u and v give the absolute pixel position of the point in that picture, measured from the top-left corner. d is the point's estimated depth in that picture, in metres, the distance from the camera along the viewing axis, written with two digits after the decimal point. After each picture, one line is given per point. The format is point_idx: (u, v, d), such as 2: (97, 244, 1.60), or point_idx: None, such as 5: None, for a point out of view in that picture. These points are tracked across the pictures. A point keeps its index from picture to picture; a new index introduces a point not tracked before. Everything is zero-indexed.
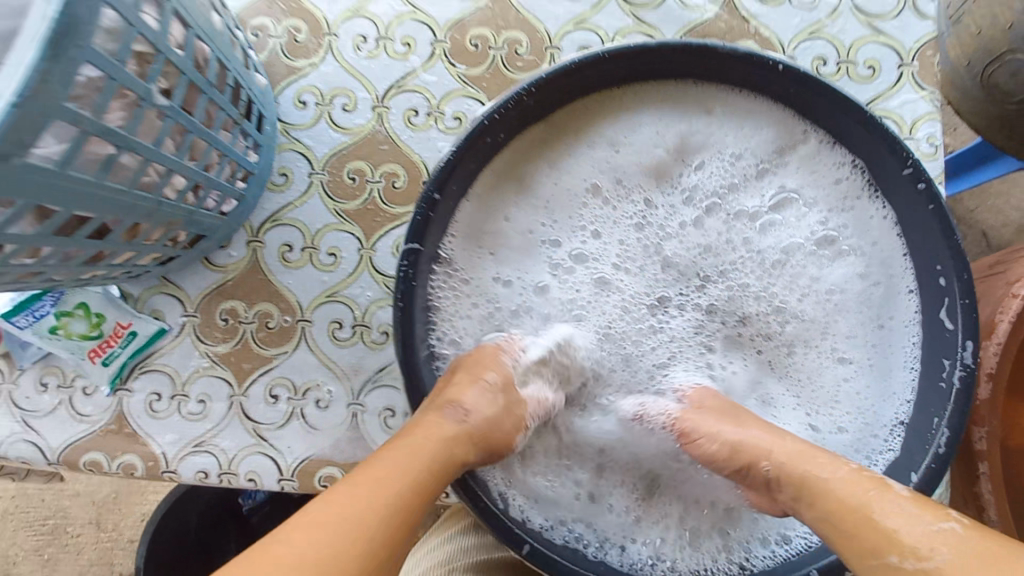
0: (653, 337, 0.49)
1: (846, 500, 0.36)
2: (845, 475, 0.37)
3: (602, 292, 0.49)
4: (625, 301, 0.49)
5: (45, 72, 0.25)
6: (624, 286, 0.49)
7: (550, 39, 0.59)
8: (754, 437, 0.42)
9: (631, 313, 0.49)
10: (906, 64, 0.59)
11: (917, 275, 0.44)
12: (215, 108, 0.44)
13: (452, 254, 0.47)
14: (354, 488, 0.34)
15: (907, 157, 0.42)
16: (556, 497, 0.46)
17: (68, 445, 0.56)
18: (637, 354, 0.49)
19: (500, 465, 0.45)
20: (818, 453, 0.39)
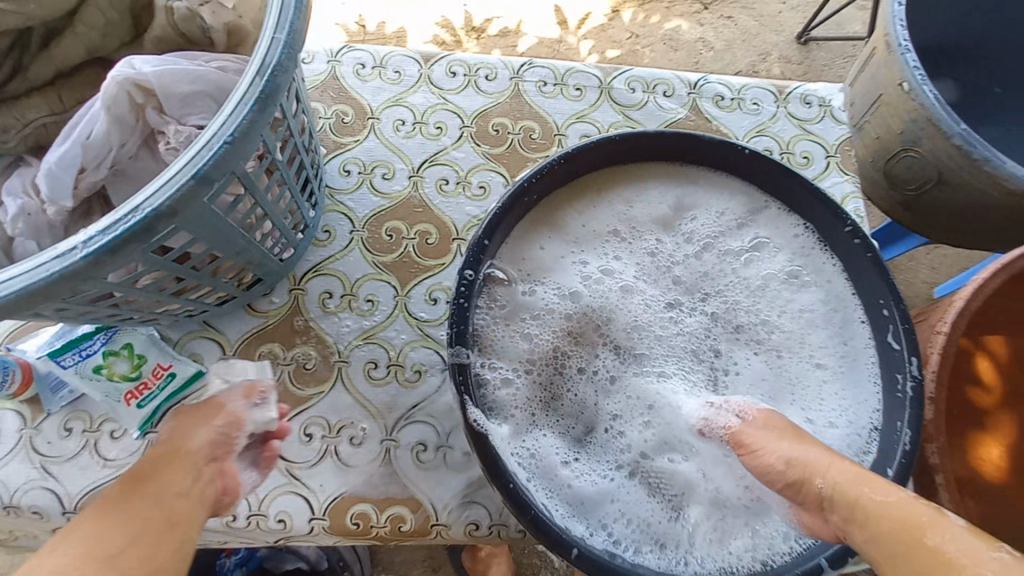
0: (674, 331, 0.58)
1: (899, 519, 0.41)
2: (898, 499, 0.43)
3: (626, 296, 0.58)
4: (647, 300, 0.59)
5: (252, 120, 0.32)
6: (644, 290, 0.59)
7: (558, 128, 0.72)
8: (814, 457, 0.48)
9: (654, 311, 0.58)
10: (831, 156, 0.75)
11: (864, 304, 0.56)
12: (300, 167, 0.52)
13: (506, 278, 0.56)
14: (98, 518, 0.40)
15: (847, 219, 0.56)
16: (594, 493, 0.51)
17: (88, 491, 0.55)
18: (665, 337, 0.58)
19: (542, 474, 0.51)
20: (870, 478, 0.45)
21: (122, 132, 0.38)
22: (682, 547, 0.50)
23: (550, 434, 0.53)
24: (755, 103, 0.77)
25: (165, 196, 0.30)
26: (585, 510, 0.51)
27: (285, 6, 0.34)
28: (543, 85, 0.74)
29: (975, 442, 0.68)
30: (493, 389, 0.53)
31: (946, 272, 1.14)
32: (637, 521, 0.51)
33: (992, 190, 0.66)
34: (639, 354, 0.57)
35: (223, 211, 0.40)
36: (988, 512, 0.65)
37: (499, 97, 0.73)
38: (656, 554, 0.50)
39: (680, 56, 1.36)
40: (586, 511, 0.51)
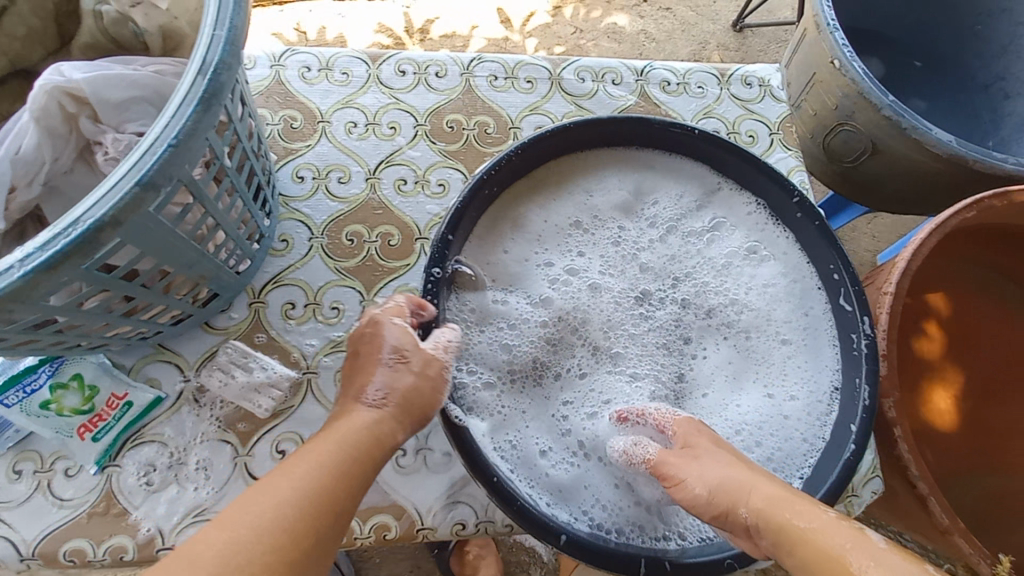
0: (644, 323, 0.59)
1: (824, 543, 0.39)
2: (822, 523, 0.40)
3: (595, 294, 0.59)
4: (616, 297, 0.59)
5: (197, 120, 0.30)
6: (612, 286, 0.59)
7: (512, 121, 0.73)
8: (744, 476, 0.46)
9: (624, 304, 0.59)
10: (775, 133, 0.78)
11: (818, 271, 0.59)
12: (250, 175, 0.51)
13: (476, 274, 0.55)
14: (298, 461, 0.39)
15: (794, 191, 0.58)
16: (568, 480, 0.52)
17: (45, 535, 0.51)
18: (638, 332, 0.59)
19: (522, 464, 0.52)
20: (795, 500, 0.43)
21: (54, 144, 0.36)
22: (658, 525, 0.52)
23: (531, 425, 0.54)
24: (700, 87, 0.79)
25: (108, 206, 0.28)
26: (566, 498, 0.51)
27: (224, 3, 0.33)
28: (495, 79, 0.74)
29: (927, 391, 0.71)
30: (475, 397, 0.53)
31: (885, 240, 1.20)
32: (617, 505, 0.52)
33: (923, 157, 0.70)
34: (615, 353, 0.58)
35: (171, 223, 0.38)
36: (936, 454, 0.70)
37: (451, 93, 0.73)
38: (638, 534, 0.51)
39: (623, 48, 1.39)
40: (567, 498, 0.51)
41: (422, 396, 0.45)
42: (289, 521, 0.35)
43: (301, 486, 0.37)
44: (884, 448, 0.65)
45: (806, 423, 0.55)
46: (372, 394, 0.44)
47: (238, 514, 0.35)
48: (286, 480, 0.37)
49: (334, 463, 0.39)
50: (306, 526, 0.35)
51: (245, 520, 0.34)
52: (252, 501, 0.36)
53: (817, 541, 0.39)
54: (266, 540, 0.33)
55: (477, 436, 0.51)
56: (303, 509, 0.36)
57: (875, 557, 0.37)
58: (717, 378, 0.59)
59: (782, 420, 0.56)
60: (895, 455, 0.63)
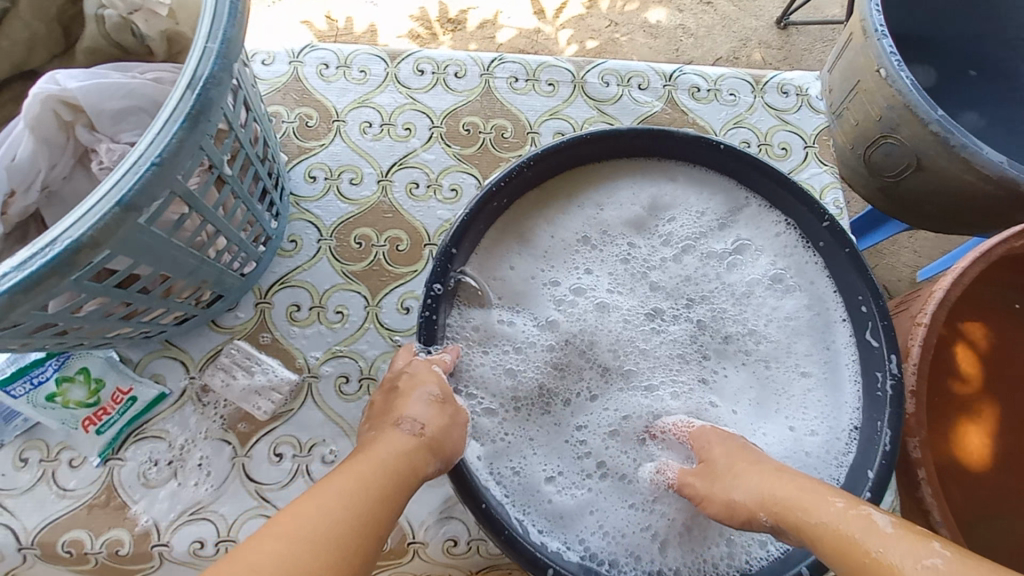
0: (658, 340, 0.56)
1: (842, 532, 0.37)
2: (832, 515, 0.38)
3: (603, 314, 0.56)
4: (625, 315, 0.57)
5: (183, 138, 0.30)
6: (620, 304, 0.57)
7: (531, 126, 0.70)
8: (763, 477, 0.43)
9: (632, 322, 0.56)
10: (810, 146, 0.74)
11: (846, 302, 0.56)
12: (255, 181, 0.50)
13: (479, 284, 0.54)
14: (329, 485, 0.36)
15: (824, 213, 0.54)
16: (573, 506, 0.50)
17: (46, 524, 0.52)
18: (649, 347, 0.56)
19: (518, 489, 0.50)
20: (809, 493, 0.41)
21: (51, 153, 0.37)
22: (655, 557, 0.49)
23: (540, 453, 0.52)
24: (732, 94, 0.75)
25: (86, 226, 0.28)
26: (563, 525, 0.50)
27: (218, 13, 0.32)
28: (515, 81, 0.72)
29: (958, 431, 0.66)
30: (477, 422, 0.52)
31: (928, 256, 1.11)
32: (616, 532, 0.50)
33: (971, 179, 0.63)
34: (626, 371, 0.55)
35: (164, 233, 0.38)
36: (960, 491, 0.65)
37: (469, 95, 0.71)
38: (632, 566, 0.49)
39: (658, 44, 1.34)
40: (567, 526, 0.50)
41: (451, 425, 0.44)
42: (336, 533, 0.33)
43: (340, 512, 0.34)
44: (905, 489, 0.61)
45: (824, 463, 0.53)
46: (407, 424, 0.43)
47: (267, 542, 0.31)
48: (329, 494, 0.35)
49: (376, 480, 0.38)
50: (351, 541, 0.33)
51: (291, 532, 0.32)
52: (278, 529, 0.32)
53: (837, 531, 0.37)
54: (315, 552, 0.32)
55: (471, 460, 0.50)
56: (350, 522, 0.34)
57: (900, 544, 0.34)
58: (740, 404, 0.55)
59: (804, 458, 0.53)
60: (917, 497, 0.59)
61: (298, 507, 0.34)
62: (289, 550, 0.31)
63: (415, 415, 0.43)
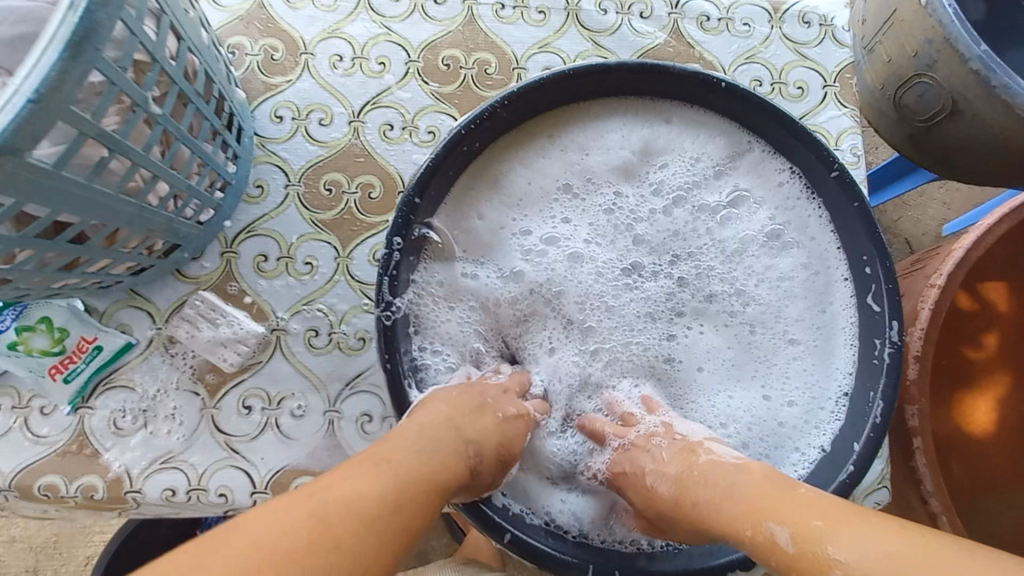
0: (628, 295, 0.53)
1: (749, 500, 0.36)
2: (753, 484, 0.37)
3: (575, 264, 0.53)
4: (599, 266, 0.53)
5: (64, 69, 0.26)
6: (596, 256, 0.53)
7: (517, 60, 0.64)
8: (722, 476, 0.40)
9: (606, 277, 0.53)
10: (829, 85, 0.67)
11: (849, 261, 0.51)
12: (200, 119, 0.45)
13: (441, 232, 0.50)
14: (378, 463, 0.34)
15: (833, 162, 0.48)
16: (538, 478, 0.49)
17: (21, 469, 0.53)
18: (617, 305, 0.53)
19: None
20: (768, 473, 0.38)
21: None
22: (627, 521, 0.48)
23: None
24: (747, 24, 0.67)
25: None
26: (529, 492, 0.48)
27: None
28: (501, 8, 0.65)
29: (961, 401, 0.63)
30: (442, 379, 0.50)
31: (958, 209, 1.02)
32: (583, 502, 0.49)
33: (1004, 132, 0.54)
34: (587, 327, 0.52)
35: (83, 178, 0.34)
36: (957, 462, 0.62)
37: (449, 24, 0.64)
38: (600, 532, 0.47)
39: None
40: (530, 497, 0.48)
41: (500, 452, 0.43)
42: (372, 512, 0.31)
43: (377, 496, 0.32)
44: (899, 457, 0.59)
45: (800, 431, 0.50)
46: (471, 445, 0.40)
47: (317, 496, 0.30)
48: (373, 471, 0.33)
49: (423, 481, 0.35)
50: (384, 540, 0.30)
51: (334, 501, 0.30)
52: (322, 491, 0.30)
53: (759, 544, 0.35)
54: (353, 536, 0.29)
55: None
56: (389, 514, 0.31)
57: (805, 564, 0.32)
58: (713, 363, 0.53)
59: (776, 427, 0.50)
60: (910, 466, 0.57)
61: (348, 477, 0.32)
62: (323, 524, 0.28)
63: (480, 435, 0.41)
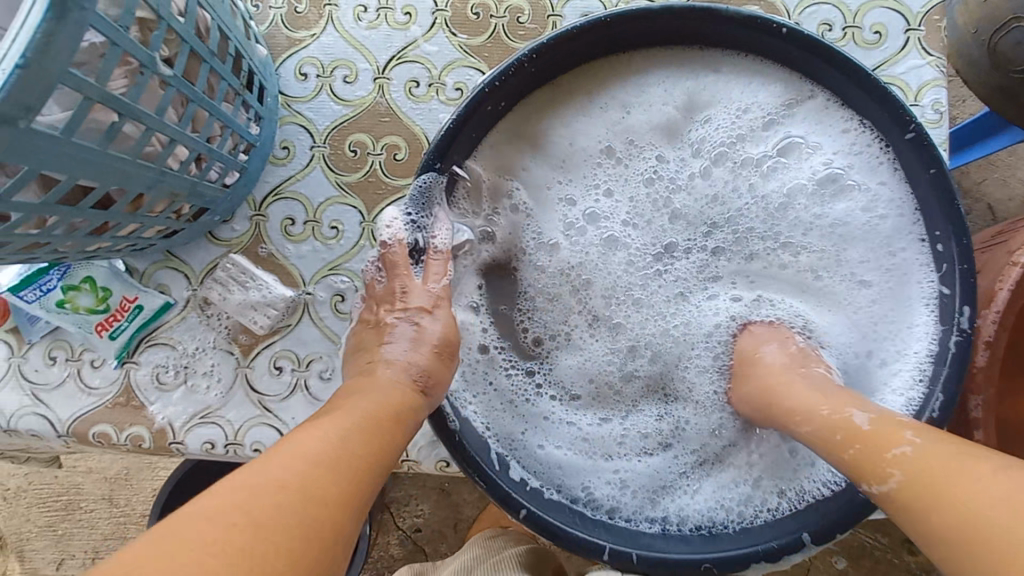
0: (658, 280, 0.52)
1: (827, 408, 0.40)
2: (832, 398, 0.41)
3: (609, 250, 0.52)
4: (631, 255, 0.52)
5: (49, 32, 0.24)
6: (631, 242, 0.52)
7: (552, 7, 0.58)
8: (801, 381, 0.44)
9: (637, 265, 0.52)
10: (913, 29, 0.58)
11: (922, 231, 0.45)
12: (216, 79, 0.44)
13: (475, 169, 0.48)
14: (323, 420, 0.36)
15: (910, 122, 0.42)
16: (569, 459, 0.49)
17: (76, 417, 0.56)
18: (645, 297, 0.52)
19: (525, 426, 0.49)
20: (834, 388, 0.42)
21: None
22: (663, 503, 0.47)
23: (547, 396, 0.51)
24: None
25: None
26: (561, 473, 0.48)
27: None
28: None
29: None
30: (490, 354, 0.50)
31: None
32: (637, 487, 0.48)
33: None
34: (615, 324, 0.52)
35: (94, 144, 0.34)
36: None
37: None
38: (639, 516, 0.46)
39: None
40: (565, 477, 0.48)
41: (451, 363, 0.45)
42: (330, 459, 0.33)
43: (331, 444, 0.34)
44: None
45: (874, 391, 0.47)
46: (419, 371, 0.43)
47: (276, 459, 0.33)
48: (321, 424, 0.36)
49: (373, 417, 0.38)
50: (345, 486, 0.33)
51: (290, 457, 0.33)
52: (280, 453, 0.33)
53: (829, 423, 0.39)
54: (314, 486, 0.32)
55: (464, 406, 0.48)
56: (346, 457, 0.34)
57: (872, 441, 0.36)
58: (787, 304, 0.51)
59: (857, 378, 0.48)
60: None
61: (299, 436, 0.35)
62: (286, 475, 0.32)
63: (431, 364, 0.43)
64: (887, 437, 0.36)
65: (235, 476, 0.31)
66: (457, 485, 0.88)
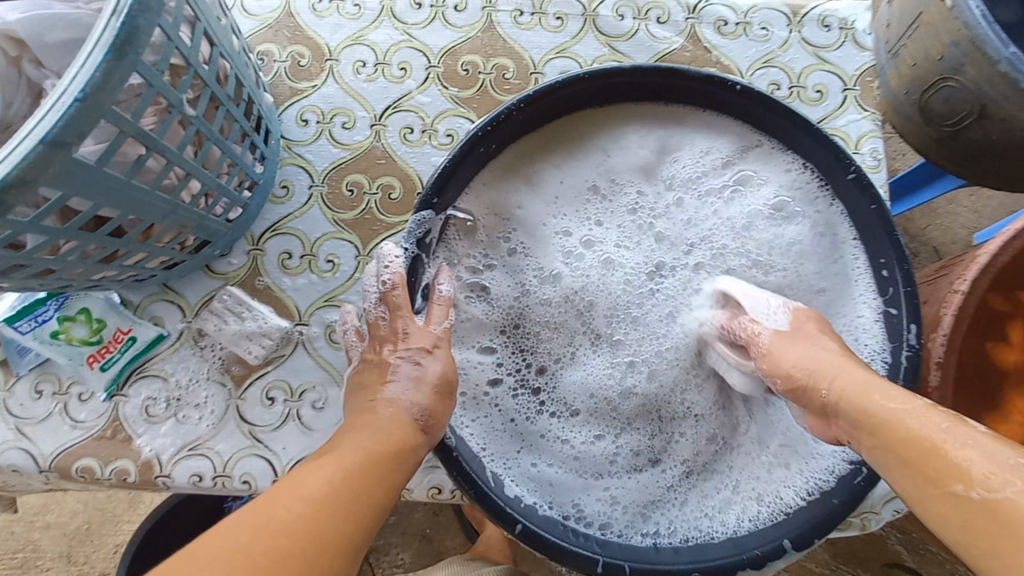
0: (653, 299, 0.55)
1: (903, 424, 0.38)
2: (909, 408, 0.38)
3: (608, 271, 0.55)
4: (628, 275, 0.55)
5: (108, 69, 0.28)
6: (626, 261, 0.55)
7: (534, 65, 0.65)
8: (862, 382, 0.42)
9: (634, 283, 0.55)
10: (849, 88, 0.66)
11: (866, 256, 0.51)
12: (230, 121, 0.48)
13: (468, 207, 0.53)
14: (323, 461, 0.38)
15: (850, 165, 0.48)
16: (564, 477, 0.51)
17: (61, 451, 0.55)
18: (641, 314, 0.55)
19: (527, 447, 0.51)
20: (885, 387, 0.41)
21: (4, 88, 0.35)
22: (659, 520, 0.49)
23: (547, 413, 0.53)
24: (765, 28, 0.67)
25: (12, 165, 0.27)
26: (554, 490, 0.50)
27: None
28: (520, 15, 0.66)
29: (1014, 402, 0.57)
30: (502, 386, 0.52)
31: (989, 217, 0.99)
32: (626, 503, 0.50)
33: None
34: (616, 341, 0.55)
35: (123, 175, 0.37)
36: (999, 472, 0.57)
37: (469, 31, 0.66)
38: (636, 531, 0.48)
39: None
40: (557, 494, 0.50)
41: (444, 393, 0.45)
42: (327, 502, 0.35)
43: (329, 486, 0.36)
44: None
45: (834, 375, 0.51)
46: (414, 406, 0.43)
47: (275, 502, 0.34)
48: (321, 466, 0.37)
49: (371, 457, 0.39)
50: (341, 529, 0.34)
51: (288, 500, 0.34)
52: (278, 497, 0.34)
53: (912, 441, 0.37)
54: (311, 529, 0.33)
55: (460, 427, 0.50)
56: (343, 501, 0.35)
57: (969, 475, 0.34)
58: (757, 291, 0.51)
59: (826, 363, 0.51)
60: None
61: (298, 478, 0.36)
62: (284, 519, 0.33)
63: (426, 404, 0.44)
64: (986, 475, 0.33)
65: (235, 520, 0.33)
66: (442, 526, 0.87)
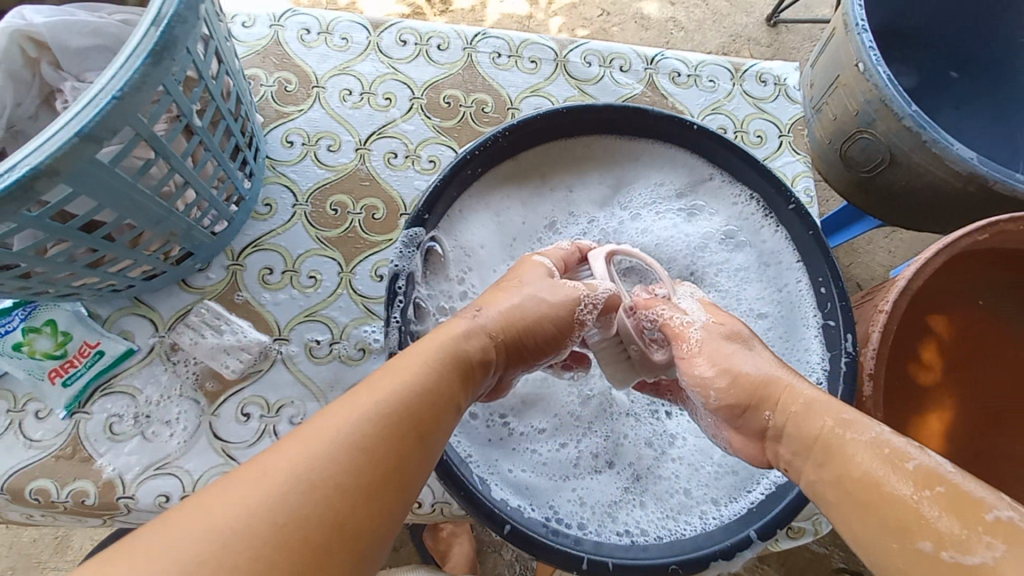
0: None
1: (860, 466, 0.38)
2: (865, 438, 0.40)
3: None
4: None
5: (145, 73, 0.32)
6: None
7: (511, 101, 0.71)
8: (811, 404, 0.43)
9: None
10: (785, 135, 0.75)
11: (804, 279, 0.58)
12: (228, 136, 0.50)
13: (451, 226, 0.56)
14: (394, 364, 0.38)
15: (790, 196, 0.56)
16: (535, 480, 0.53)
17: (11, 472, 0.52)
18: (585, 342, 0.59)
19: (506, 455, 0.54)
20: (825, 404, 0.43)
21: (17, 89, 0.41)
22: (627, 519, 0.51)
23: (514, 422, 0.55)
24: (712, 80, 0.76)
25: (45, 154, 0.30)
26: (530, 493, 0.51)
27: None
28: (498, 57, 0.72)
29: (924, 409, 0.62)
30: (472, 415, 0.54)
31: (902, 256, 1.13)
32: (593, 503, 0.52)
33: (945, 176, 0.61)
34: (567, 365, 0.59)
35: (129, 177, 0.38)
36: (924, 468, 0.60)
37: (451, 68, 0.71)
38: (605, 528, 0.50)
39: (650, 35, 1.15)
40: (533, 496, 0.51)
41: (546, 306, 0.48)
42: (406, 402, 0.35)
43: (405, 387, 0.36)
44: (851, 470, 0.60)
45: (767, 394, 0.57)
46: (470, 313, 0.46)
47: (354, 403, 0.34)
48: (393, 369, 0.37)
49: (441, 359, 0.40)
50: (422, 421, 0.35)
51: (369, 398, 0.35)
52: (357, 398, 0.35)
53: (868, 484, 0.37)
54: (395, 425, 0.34)
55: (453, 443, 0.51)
56: (422, 399, 0.36)
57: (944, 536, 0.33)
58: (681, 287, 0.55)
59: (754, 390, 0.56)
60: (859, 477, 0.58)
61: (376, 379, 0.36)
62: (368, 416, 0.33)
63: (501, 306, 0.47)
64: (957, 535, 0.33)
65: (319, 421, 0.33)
66: (406, 555, 0.85)
